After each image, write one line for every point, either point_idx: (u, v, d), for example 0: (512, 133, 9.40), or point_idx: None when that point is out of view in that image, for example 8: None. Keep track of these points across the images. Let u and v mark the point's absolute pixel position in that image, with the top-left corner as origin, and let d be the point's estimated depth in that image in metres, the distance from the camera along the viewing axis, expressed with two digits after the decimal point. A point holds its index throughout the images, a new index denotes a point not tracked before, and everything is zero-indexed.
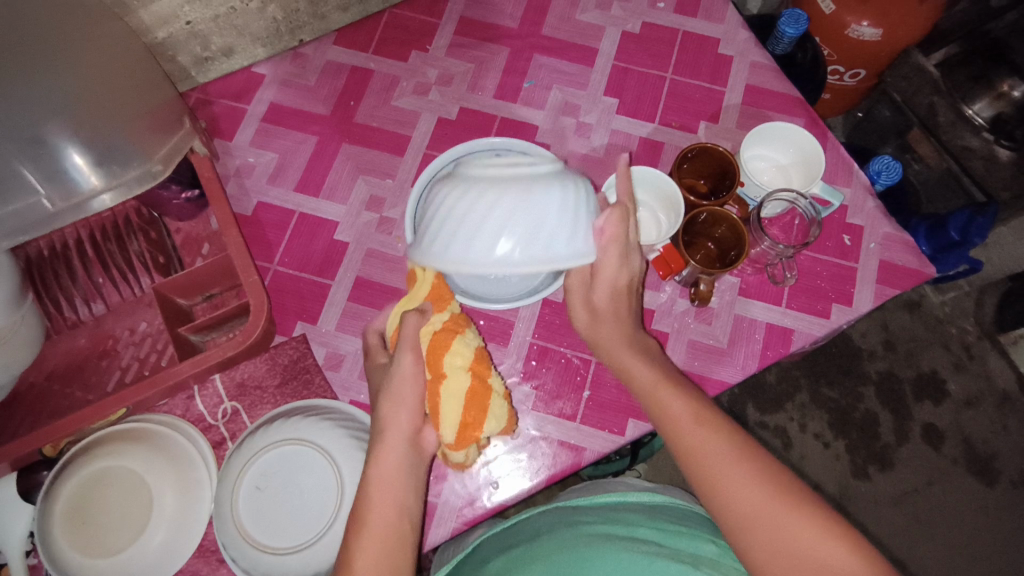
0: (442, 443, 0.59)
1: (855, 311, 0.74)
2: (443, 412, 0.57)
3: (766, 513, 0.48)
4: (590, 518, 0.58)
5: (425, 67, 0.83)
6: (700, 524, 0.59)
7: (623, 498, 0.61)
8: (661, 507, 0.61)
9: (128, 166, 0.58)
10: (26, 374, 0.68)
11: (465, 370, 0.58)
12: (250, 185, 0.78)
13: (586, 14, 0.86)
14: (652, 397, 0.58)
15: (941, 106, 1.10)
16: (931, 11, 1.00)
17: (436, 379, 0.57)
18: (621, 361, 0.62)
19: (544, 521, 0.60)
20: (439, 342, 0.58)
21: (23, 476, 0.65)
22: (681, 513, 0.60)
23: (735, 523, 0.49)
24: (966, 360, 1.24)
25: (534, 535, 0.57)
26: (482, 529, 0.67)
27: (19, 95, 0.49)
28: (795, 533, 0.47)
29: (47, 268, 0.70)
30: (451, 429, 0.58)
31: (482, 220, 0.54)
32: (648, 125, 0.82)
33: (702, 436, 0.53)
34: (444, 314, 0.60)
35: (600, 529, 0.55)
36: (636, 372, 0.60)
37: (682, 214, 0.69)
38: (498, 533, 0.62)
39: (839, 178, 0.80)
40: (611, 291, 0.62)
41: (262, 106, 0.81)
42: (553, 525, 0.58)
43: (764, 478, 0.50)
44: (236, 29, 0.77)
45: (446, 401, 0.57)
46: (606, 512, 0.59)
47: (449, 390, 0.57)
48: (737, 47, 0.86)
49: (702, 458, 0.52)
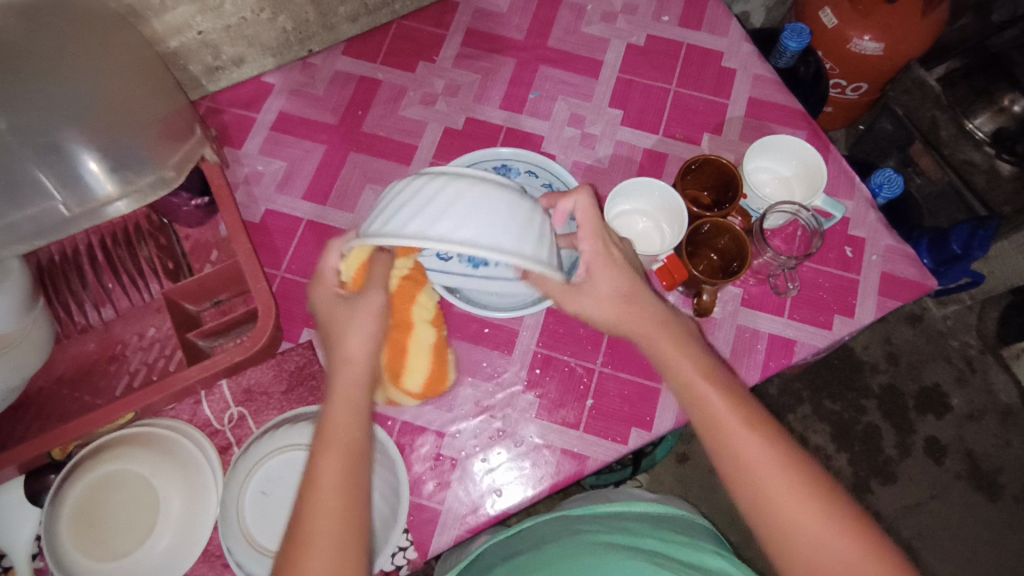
0: (410, 392, 0.66)
1: (857, 323, 0.75)
2: (408, 362, 0.64)
3: (808, 525, 0.47)
4: (594, 526, 0.58)
5: (432, 77, 0.84)
6: (702, 536, 0.59)
7: (626, 508, 0.61)
8: (664, 517, 0.61)
9: (141, 173, 0.59)
10: (36, 378, 0.69)
11: (429, 323, 0.65)
12: (259, 193, 0.79)
13: (592, 27, 0.88)
14: (692, 389, 0.54)
15: (942, 120, 1.10)
16: (933, 25, 1.02)
17: (405, 329, 0.63)
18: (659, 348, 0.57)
19: (548, 530, 0.60)
20: (408, 293, 0.64)
21: (31, 479, 0.65)
22: (680, 522, 0.61)
23: (771, 534, 0.49)
24: (969, 373, 1.24)
25: (538, 544, 0.58)
26: (485, 536, 0.67)
27: (34, 100, 0.51)
28: (835, 547, 0.46)
29: (58, 274, 0.71)
30: (409, 375, 0.64)
31: (436, 203, 0.52)
32: (651, 136, 0.83)
33: (748, 438, 0.51)
34: (406, 263, 0.64)
35: (604, 536, 0.56)
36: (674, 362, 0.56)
37: (685, 226, 0.70)
38: (501, 541, 0.62)
39: (841, 191, 0.81)
40: (614, 280, 0.59)
41: (271, 115, 0.82)
42: (557, 534, 0.58)
43: (809, 488, 0.49)
44: (246, 39, 0.78)
45: (415, 351, 0.64)
46: (610, 521, 0.59)
47: (416, 341, 0.64)
48: (740, 60, 0.87)
49: (744, 462, 0.50)
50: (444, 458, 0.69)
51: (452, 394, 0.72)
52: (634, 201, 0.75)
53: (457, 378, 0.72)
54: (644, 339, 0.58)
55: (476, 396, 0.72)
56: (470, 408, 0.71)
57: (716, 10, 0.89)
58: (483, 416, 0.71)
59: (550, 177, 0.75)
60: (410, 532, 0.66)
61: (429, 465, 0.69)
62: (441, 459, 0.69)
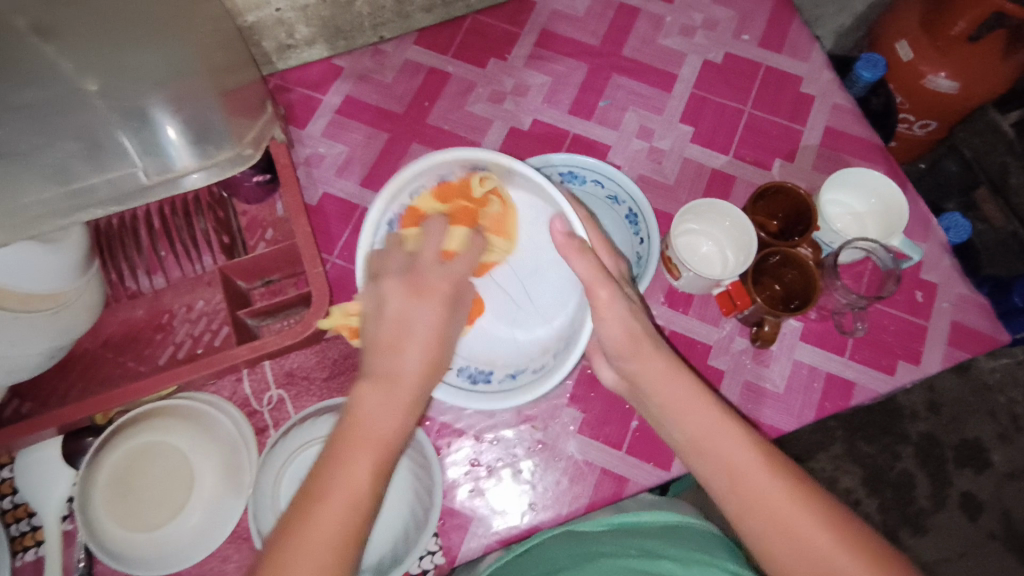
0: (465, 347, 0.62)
1: (922, 371, 0.72)
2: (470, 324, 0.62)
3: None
4: (609, 546, 0.55)
5: (503, 75, 0.83)
6: (720, 547, 0.56)
7: (640, 518, 0.58)
8: (679, 527, 0.58)
9: (220, 147, 0.56)
10: (82, 340, 0.69)
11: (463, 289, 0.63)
12: (318, 175, 0.78)
13: (669, 39, 0.85)
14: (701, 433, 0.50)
15: (1013, 167, 1.08)
16: (1013, 69, 0.98)
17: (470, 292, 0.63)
18: (668, 392, 0.52)
19: (563, 553, 0.56)
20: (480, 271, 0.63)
21: (69, 440, 0.65)
22: (700, 534, 0.57)
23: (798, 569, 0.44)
24: (1013, 431, 1.16)
25: (553, 569, 0.54)
26: (496, 553, 0.64)
27: (126, 64, 0.51)
28: None
29: (115, 237, 0.70)
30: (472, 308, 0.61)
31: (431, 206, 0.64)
32: (722, 157, 0.80)
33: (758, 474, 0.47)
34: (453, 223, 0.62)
35: (617, 558, 0.52)
36: (687, 408, 0.51)
37: (752, 253, 0.69)
38: (504, 566, 0.58)
39: (915, 233, 0.78)
40: (624, 326, 0.54)
41: (337, 98, 0.81)
42: (574, 558, 0.54)
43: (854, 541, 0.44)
44: (322, 21, 0.77)
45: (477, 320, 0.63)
46: (624, 538, 0.56)
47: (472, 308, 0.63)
48: (820, 87, 0.84)
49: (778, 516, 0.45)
50: (480, 464, 0.68)
51: None
52: (705, 223, 0.74)
53: None
54: (654, 380, 0.52)
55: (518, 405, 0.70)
56: (511, 416, 0.69)
57: (800, 33, 0.87)
58: (524, 425, 0.69)
59: (618, 190, 0.73)
60: (439, 536, 0.65)
61: (464, 470, 0.67)
62: (477, 465, 0.67)
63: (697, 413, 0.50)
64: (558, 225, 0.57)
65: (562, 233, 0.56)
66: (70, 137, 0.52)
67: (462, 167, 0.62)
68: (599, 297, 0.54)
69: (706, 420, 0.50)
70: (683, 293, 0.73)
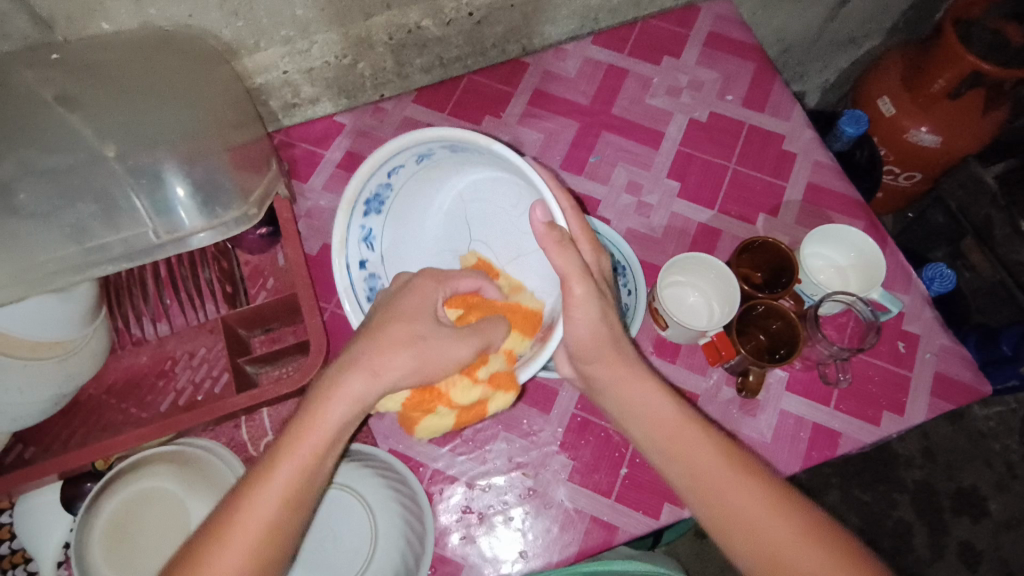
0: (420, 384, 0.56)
1: (906, 421, 0.74)
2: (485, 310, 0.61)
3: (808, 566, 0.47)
4: None
5: (498, 132, 0.87)
6: None
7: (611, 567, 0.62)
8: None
9: (223, 206, 0.58)
10: (86, 386, 0.71)
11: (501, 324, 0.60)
12: (319, 227, 0.82)
13: (656, 99, 0.90)
14: (667, 434, 0.54)
15: (997, 220, 1.08)
16: (991, 126, 1.02)
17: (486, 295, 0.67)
18: (631, 400, 0.56)
19: None
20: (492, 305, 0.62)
21: (68, 486, 0.66)
22: None
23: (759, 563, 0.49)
24: (1010, 479, 1.17)
25: None
26: None
27: (141, 128, 0.58)
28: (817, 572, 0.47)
29: (123, 287, 0.73)
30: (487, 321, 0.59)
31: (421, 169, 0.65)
32: (707, 211, 0.84)
33: (717, 473, 0.51)
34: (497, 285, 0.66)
35: None
36: (646, 404, 0.55)
37: (734, 308, 0.71)
38: None
39: (897, 285, 0.81)
40: (592, 326, 0.54)
41: (339, 153, 0.85)
42: None
43: (800, 525, 0.49)
44: (327, 81, 0.80)
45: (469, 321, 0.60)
46: None
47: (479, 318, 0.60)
48: (801, 144, 0.88)
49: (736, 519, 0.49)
50: (472, 511, 0.69)
51: (486, 446, 0.71)
52: (691, 274, 0.76)
53: (493, 431, 0.72)
54: (617, 386, 0.56)
55: (509, 451, 0.71)
56: (503, 463, 0.71)
57: (781, 94, 0.91)
58: (516, 472, 0.70)
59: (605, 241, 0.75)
60: None
61: (455, 517, 0.68)
62: (469, 512, 0.69)
63: (658, 411, 0.55)
64: (540, 213, 0.55)
65: (540, 223, 0.54)
66: (90, 199, 0.56)
67: (440, 146, 0.62)
68: (573, 289, 0.53)
69: (667, 424, 0.54)
70: (671, 343, 0.75)
